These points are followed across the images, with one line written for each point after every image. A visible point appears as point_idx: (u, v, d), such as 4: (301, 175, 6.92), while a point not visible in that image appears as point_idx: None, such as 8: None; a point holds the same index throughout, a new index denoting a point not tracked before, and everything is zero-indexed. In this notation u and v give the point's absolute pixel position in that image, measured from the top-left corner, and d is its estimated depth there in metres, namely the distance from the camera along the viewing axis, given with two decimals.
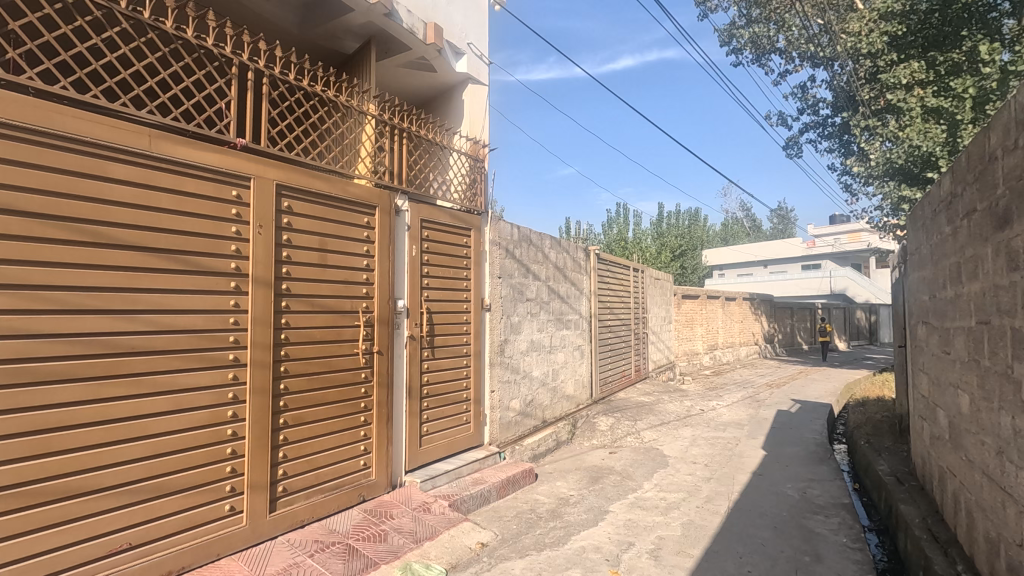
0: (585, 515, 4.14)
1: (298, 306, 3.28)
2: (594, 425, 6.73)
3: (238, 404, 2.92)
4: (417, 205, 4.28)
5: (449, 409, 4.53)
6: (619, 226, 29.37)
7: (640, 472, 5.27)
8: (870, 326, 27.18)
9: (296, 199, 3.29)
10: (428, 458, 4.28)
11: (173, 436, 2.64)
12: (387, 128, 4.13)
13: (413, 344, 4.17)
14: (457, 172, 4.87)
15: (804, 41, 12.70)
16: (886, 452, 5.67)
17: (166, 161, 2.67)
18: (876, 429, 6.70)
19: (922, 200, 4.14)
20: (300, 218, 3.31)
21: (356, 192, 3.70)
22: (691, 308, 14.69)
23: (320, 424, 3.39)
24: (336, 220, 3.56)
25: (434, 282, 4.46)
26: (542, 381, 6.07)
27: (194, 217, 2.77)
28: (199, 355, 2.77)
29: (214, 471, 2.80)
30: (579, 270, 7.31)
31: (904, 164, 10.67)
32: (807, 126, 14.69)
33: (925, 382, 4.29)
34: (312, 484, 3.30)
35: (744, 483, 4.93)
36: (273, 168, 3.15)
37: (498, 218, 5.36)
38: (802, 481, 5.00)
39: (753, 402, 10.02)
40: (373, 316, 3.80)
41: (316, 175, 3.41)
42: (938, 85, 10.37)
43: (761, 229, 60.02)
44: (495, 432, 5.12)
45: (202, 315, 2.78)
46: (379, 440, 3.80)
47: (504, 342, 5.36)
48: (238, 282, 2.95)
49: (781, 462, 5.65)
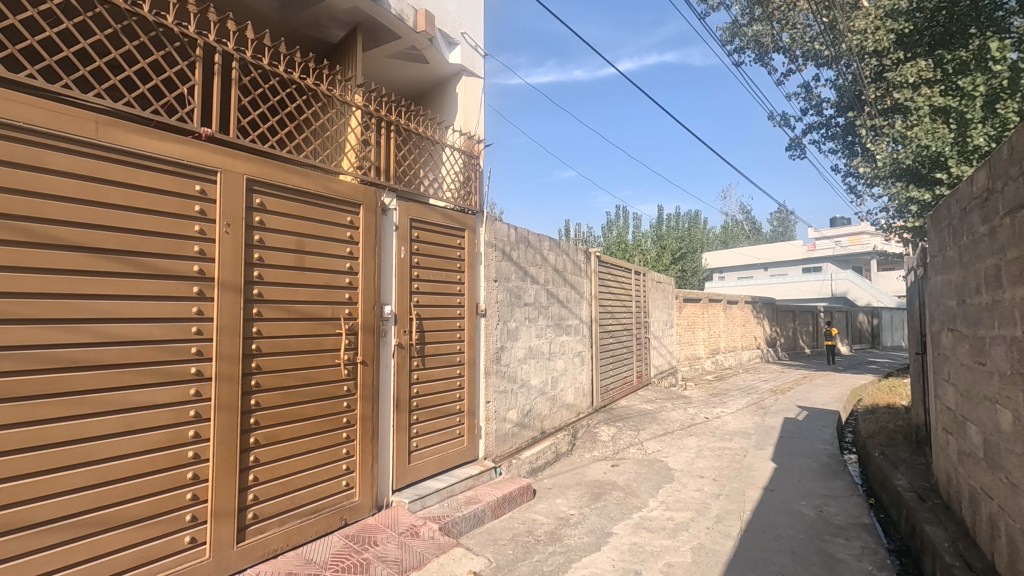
0: (586, 538, 3.84)
1: (272, 314, 2.98)
2: (595, 435, 6.43)
3: (201, 422, 2.62)
4: (405, 203, 3.99)
5: (440, 422, 4.24)
6: (619, 228, 29.11)
7: (645, 487, 4.96)
8: (872, 329, 26.78)
9: (270, 196, 2.99)
10: (418, 475, 3.98)
11: (124, 461, 2.35)
12: (373, 120, 3.83)
13: (401, 353, 3.87)
14: (451, 169, 4.58)
15: (808, 40, 12.50)
16: (903, 466, 5.37)
17: (117, 152, 2.38)
18: (890, 439, 6.41)
19: (949, 197, 3.88)
20: (275, 216, 3.02)
21: (338, 188, 3.40)
22: (693, 311, 14.37)
23: (297, 443, 3.09)
24: (316, 219, 3.26)
25: (425, 286, 4.16)
26: (540, 390, 5.76)
27: (150, 215, 2.47)
28: (155, 369, 2.47)
29: (172, 499, 2.50)
30: (580, 273, 7.03)
31: (911, 164, 10.38)
32: (811, 126, 14.45)
33: (951, 394, 4.00)
34: (287, 509, 3.01)
35: (755, 500, 4.62)
36: (243, 161, 2.85)
37: (494, 218, 5.07)
38: (818, 498, 4.69)
39: (758, 409, 9.71)
40: (356, 324, 3.50)
41: (293, 169, 3.12)
42: (945, 84, 10.04)
43: (761, 232, 59.72)
44: (491, 445, 4.82)
45: (157, 324, 2.49)
46: (363, 458, 3.50)
47: (501, 350, 5.07)
48: (202, 286, 2.65)
49: (794, 477, 5.34)
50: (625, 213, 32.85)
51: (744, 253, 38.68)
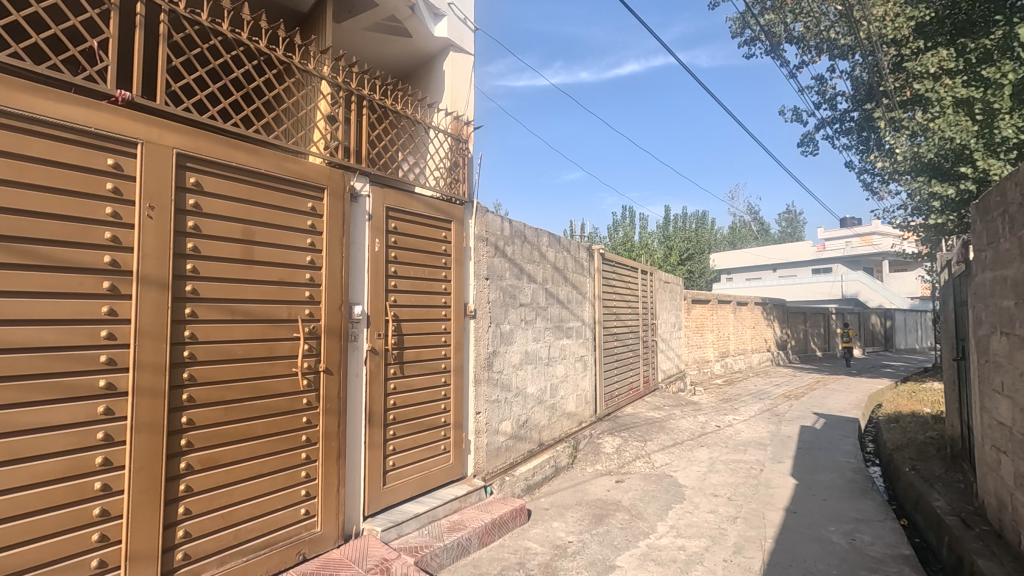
0: (585, 572, 3.35)
1: (209, 315, 2.51)
2: (598, 446, 5.93)
3: (113, 446, 2.16)
4: (381, 189, 3.51)
5: (422, 437, 3.77)
6: (625, 228, 28.57)
7: (653, 508, 4.46)
8: (885, 331, 25.97)
9: (209, 175, 2.53)
10: (395, 498, 3.51)
11: (5, 497, 1.89)
12: (342, 94, 3.35)
13: (375, 360, 3.40)
14: (435, 153, 4.11)
15: (823, 29, 11.95)
16: (939, 484, 4.85)
17: (2, 114, 1.92)
18: (921, 451, 5.88)
19: (1006, 180, 3.38)
20: (215, 199, 2.55)
21: (297, 168, 2.93)
22: (701, 313, 13.83)
23: (242, 466, 2.62)
24: (270, 204, 2.80)
25: (404, 284, 3.69)
26: (538, 399, 5.28)
27: (46, 193, 2.02)
28: (52, 382, 2.01)
29: (73, 542, 2.04)
30: (582, 272, 6.55)
31: (933, 158, 9.78)
32: (825, 121, 13.92)
33: (1006, 408, 3.48)
34: (228, 546, 2.54)
35: (777, 524, 4.12)
36: (173, 132, 2.39)
37: (485, 210, 4.59)
38: (848, 522, 4.19)
39: (773, 417, 9.16)
40: (318, 326, 3.02)
41: (239, 145, 2.65)
42: (968, 75, 9.47)
43: (769, 233, 58.78)
44: (481, 461, 4.34)
45: (53, 327, 2.02)
46: (327, 481, 3.03)
47: (493, 355, 4.60)
48: (117, 282, 2.19)
49: (818, 496, 4.82)
50: (631, 213, 32.46)
51: (753, 253, 37.94)
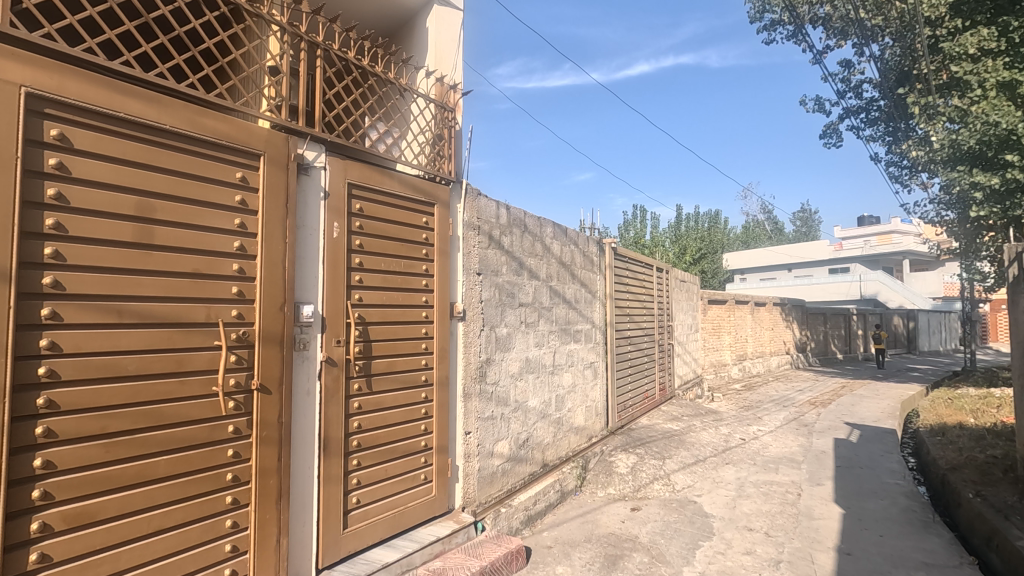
0: None
1: (82, 319, 1.85)
2: (611, 466, 5.24)
3: None
4: (340, 159, 2.82)
5: (395, 465, 3.09)
6: (637, 228, 27.81)
7: (676, 547, 3.74)
8: (906, 333, 24.91)
9: (81, 127, 1.86)
10: (359, 544, 2.82)
11: None
12: (293, 38, 2.65)
13: (331, 373, 2.72)
14: (416, 123, 3.45)
15: (850, 10, 11.13)
16: (1016, 516, 4.09)
17: None
18: (985, 474, 5.08)
19: None
20: (91, 160, 1.88)
21: (218, 127, 2.24)
22: (719, 314, 13.05)
23: (134, 521, 1.95)
24: (176, 170, 2.11)
25: (373, 279, 3.01)
26: (541, 413, 4.58)
27: None
28: None
29: None
30: (591, 268, 5.82)
31: (973, 146, 8.85)
32: (849, 111, 13.10)
33: None
34: None
35: (831, 571, 3.39)
36: (21, 64, 1.73)
37: (476, 193, 3.88)
38: (917, 569, 3.44)
39: (802, 428, 8.34)
40: (251, 333, 2.35)
41: (131, 91, 1.98)
42: (1010, 56, 8.44)
43: (784, 232, 57.45)
44: (472, 490, 3.65)
45: None
46: (263, 530, 2.35)
47: (486, 364, 3.90)
48: None
49: (873, 531, 4.07)
50: (641, 213, 31.70)
51: (769, 252, 36.85)
